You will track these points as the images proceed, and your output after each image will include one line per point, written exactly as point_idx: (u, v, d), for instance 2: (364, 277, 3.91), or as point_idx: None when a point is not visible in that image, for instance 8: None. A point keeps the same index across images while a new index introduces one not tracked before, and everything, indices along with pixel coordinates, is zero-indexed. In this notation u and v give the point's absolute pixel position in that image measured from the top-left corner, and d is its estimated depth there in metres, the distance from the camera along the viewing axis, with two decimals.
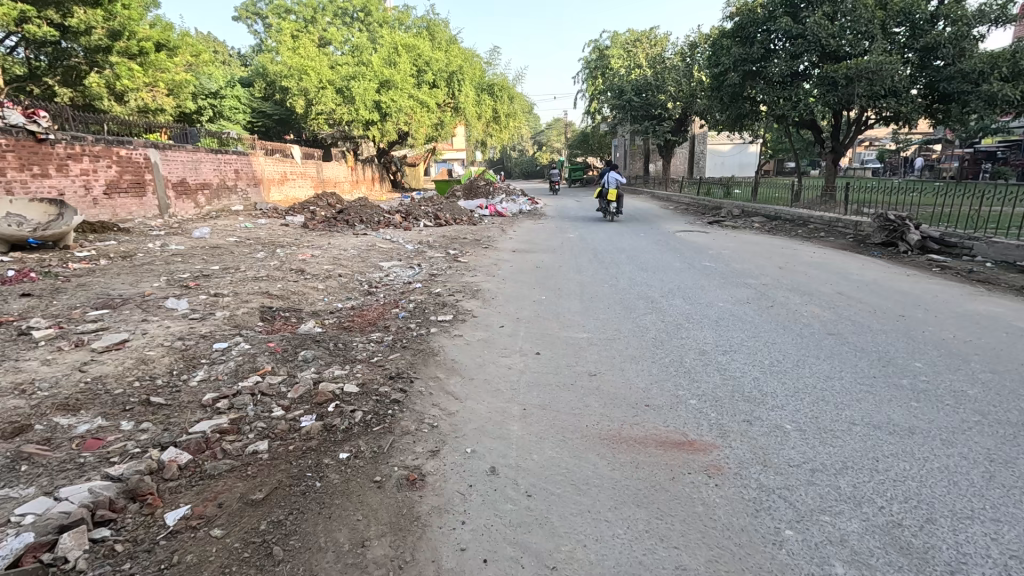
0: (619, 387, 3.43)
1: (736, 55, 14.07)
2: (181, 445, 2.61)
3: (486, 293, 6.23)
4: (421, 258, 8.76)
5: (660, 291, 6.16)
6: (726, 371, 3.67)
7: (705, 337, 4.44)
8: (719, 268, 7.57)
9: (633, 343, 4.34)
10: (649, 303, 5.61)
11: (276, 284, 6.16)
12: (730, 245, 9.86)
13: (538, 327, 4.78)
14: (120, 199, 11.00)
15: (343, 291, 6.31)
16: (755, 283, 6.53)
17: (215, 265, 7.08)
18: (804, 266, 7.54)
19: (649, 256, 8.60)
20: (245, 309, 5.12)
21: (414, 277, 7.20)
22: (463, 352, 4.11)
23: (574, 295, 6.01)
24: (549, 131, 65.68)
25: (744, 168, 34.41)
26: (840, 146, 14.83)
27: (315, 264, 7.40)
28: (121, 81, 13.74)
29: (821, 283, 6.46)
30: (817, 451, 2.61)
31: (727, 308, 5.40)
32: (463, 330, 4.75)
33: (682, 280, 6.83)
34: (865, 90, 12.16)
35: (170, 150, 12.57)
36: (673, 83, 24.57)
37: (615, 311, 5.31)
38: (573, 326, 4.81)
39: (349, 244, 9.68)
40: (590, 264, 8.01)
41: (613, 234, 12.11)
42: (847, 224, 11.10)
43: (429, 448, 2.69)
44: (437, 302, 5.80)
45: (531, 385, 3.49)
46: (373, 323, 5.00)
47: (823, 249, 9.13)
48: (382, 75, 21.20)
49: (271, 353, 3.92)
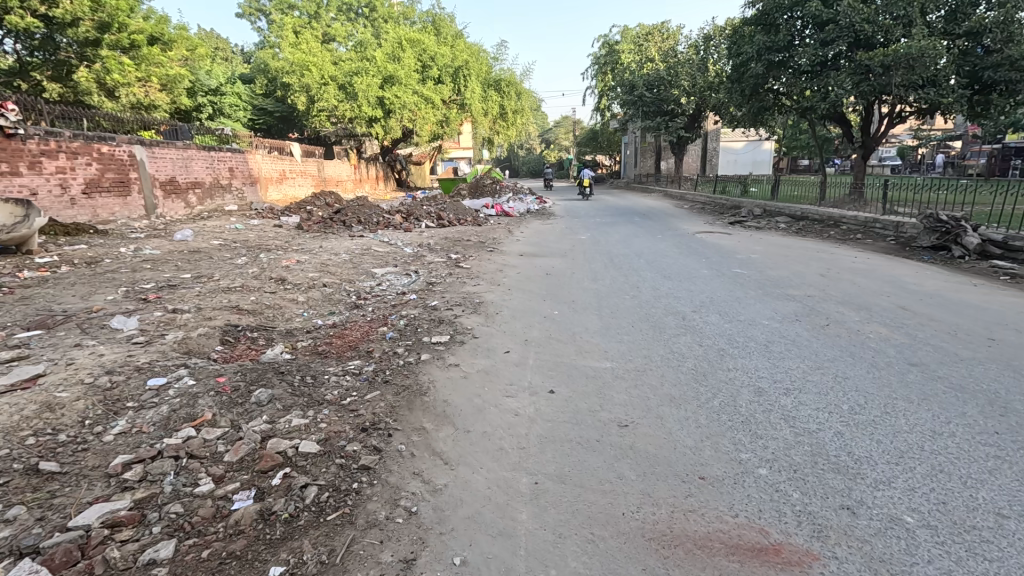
0: (661, 446, 2.62)
1: (761, 43, 13.18)
2: (45, 555, 1.85)
3: (489, 307, 5.42)
4: (420, 263, 7.98)
5: (692, 305, 5.31)
6: (795, 422, 2.84)
7: (756, 368, 3.62)
8: (752, 276, 6.71)
9: (669, 377, 3.51)
10: (681, 321, 4.77)
11: (249, 297, 5.39)
12: (759, 248, 8.95)
13: (551, 354, 3.96)
14: (101, 199, 10.33)
15: (325, 304, 5.51)
16: (800, 295, 5.66)
17: (186, 273, 6.33)
18: (850, 274, 6.65)
19: (672, 262, 7.74)
20: (205, 329, 4.34)
21: (409, 287, 6.40)
22: (459, 390, 3.30)
23: (592, 310, 5.18)
24: (556, 128, 64.65)
25: (758, 166, 33.37)
26: (870, 141, 13.86)
27: (298, 271, 6.63)
28: (111, 75, 12.99)
29: (876, 294, 5.58)
30: (968, 572, 1.79)
31: (776, 328, 4.55)
32: (460, 357, 3.94)
33: (715, 291, 5.97)
34: (904, 79, 11.22)
35: (158, 147, 11.89)
36: (687, 77, 23.65)
37: (641, 331, 4.48)
38: (593, 351, 4.01)
39: (343, 247, 8.92)
40: (606, 271, 7.17)
41: (627, 235, 11.26)
42: (886, 224, 10.17)
43: (401, 556, 1.90)
44: (432, 318, 5.01)
45: (546, 442, 2.68)
46: (355, 347, 4.20)
47: (865, 253, 8.23)
48: (385, 70, 20.36)
49: (217, 393, 3.12)
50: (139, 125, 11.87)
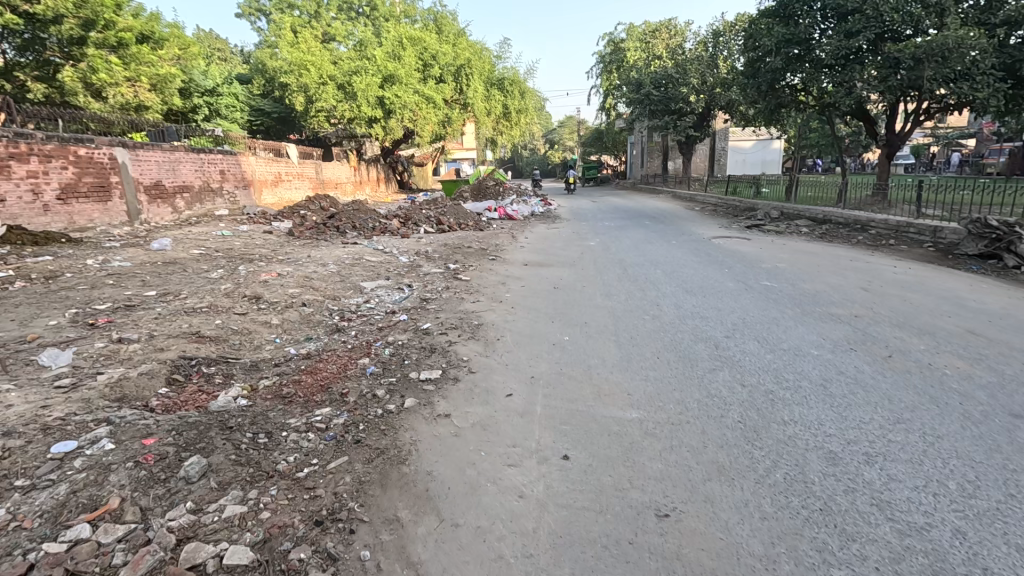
0: (720, 557, 1.92)
1: (780, 35, 12.42)
2: None
3: (490, 330, 4.72)
4: (414, 275, 7.29)
5: (724, 329, 4.59)
6: (892, 513, 2.14)
7: (819, 420, 2.91)
8: (786, 290, 5.98)
9: (712, 434, 2.79)
10: (715, 351, 4.04)
11: (216, 320, 4.71)
12: (785, 256, 8.24)
13: (564, 397, 3.26)
14: (78, 205, 9.72)
15: (302, 328, 4.83)
16: (847, 316, 4.93)
17: (151, 290, 5.67)
18: (895, 288, 5.92)
19: (693, 273, 7.01)
20: (150, 364, 3.66)
21: (400, 304, 5.73)
22: (449, 455, 2.61)
23: (608, 335, 4.48)
24: (560, 127, 63.71)
25: (768, 165, 32.54)
26: (895, 139, 13.05)
27: (277, 286, 5.96)
28: (97, 75, 12.30)
29: (935, 314, 4.86)
30: None
31: (828, 359, 3.84)
32: (452, 402, 3.23)
33: (747, 309, 5.26)
34: (937, 72, 10.39)
35: (142, 149, 11.26)
36: (696, 75, 22.84)
37: (670, 365, 3.77)
38: (615, 393, 3.31)
39: (333, 256, 8.26)
40: (620, 284, 6.45)
41: (638, 241, 10.51)
42: (921, 229, 9.42)
43: None
44: (422, 347, 4.31)
45: (563, 548, 1.98)
46: (328, 388, 3.51)
47: (903, 262, 7.49)
48: (385, 69, 19.76)
49: (135, 463, 2.43)
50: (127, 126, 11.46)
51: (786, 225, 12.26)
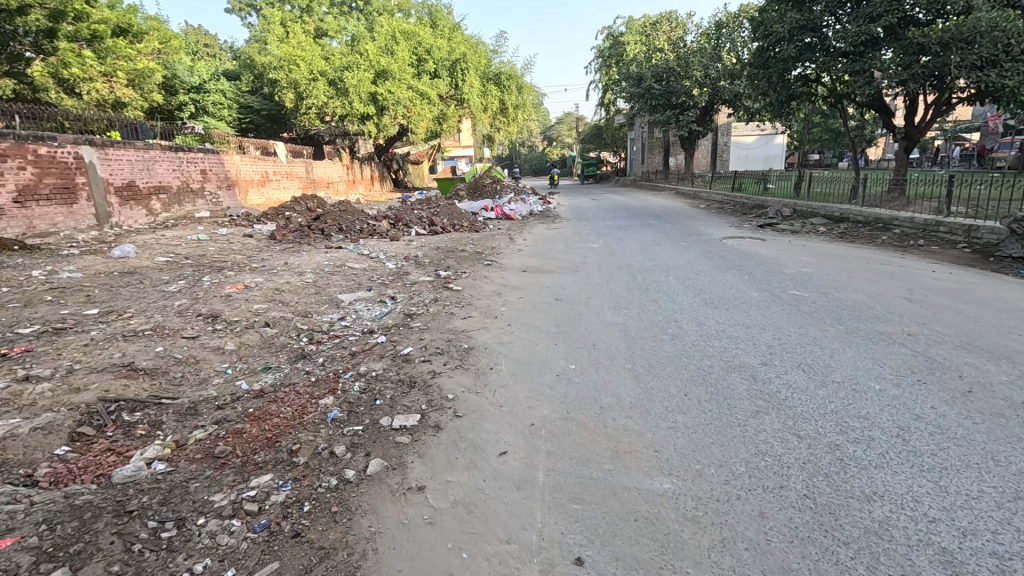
0: None
1: (794, 22, 11.64)
2: None
3: (481, 356, 3.98)
4: (400, 284, 6.55)
5: (759, 354, 3.87)
6: None
7: (912, 495, 2.19)
8: (820, 302, 5.25)
9: (775, 520, 2.08)
10: (753, 385, 3.34)
11: (156, 347, 3.97)
12: (808, 259, 7.53)
13: (574, 458, 2.54)
14: (38, 208, 9.01)
15: (261, 354, 4.09)
16: (900, 335, 4.21)
17: (94, 307, 4.93)
18: (944, 298, 5.20)
19: (710, 281, 6.29)
20: (55, 412, 2.93)
21: (382, 321, 5.02)
22: (418, 560, 1.90)
23: (621, 363, 3.76)
24: (557, 123, 62.85)
25: (771, 161, 31.99)
26: (914, 131, 12.34)
27: (241, 301, 5.23)
28: (69, 68, 11.45)
29: (1003, 333, 4.15)
30: None
31: (895, 396, 3.13)
32: (430, 467, 2.51)
33: (780, 326, 4.53)
34: (964, 59, 9.67)
35: (113, 147, 10.47)
36: (700, 67, 21.74)
37: (702, 407, 3.05)
38: (638, 452, 2.59)
39: (313, 264, 7.53)
40: (630, 295, 5.74)
41: (646, 242, 9.80)
42: (954, 228, 8.68)
43: None
44: (400, 381, 3.58)
45: None
46: (275, 442, 2.78)
47: (942, 265, 6.80)
48: (377, 64, 19.02)
49: None
50: (104, 125, 11.08)
51: (801, 223, 11.53)
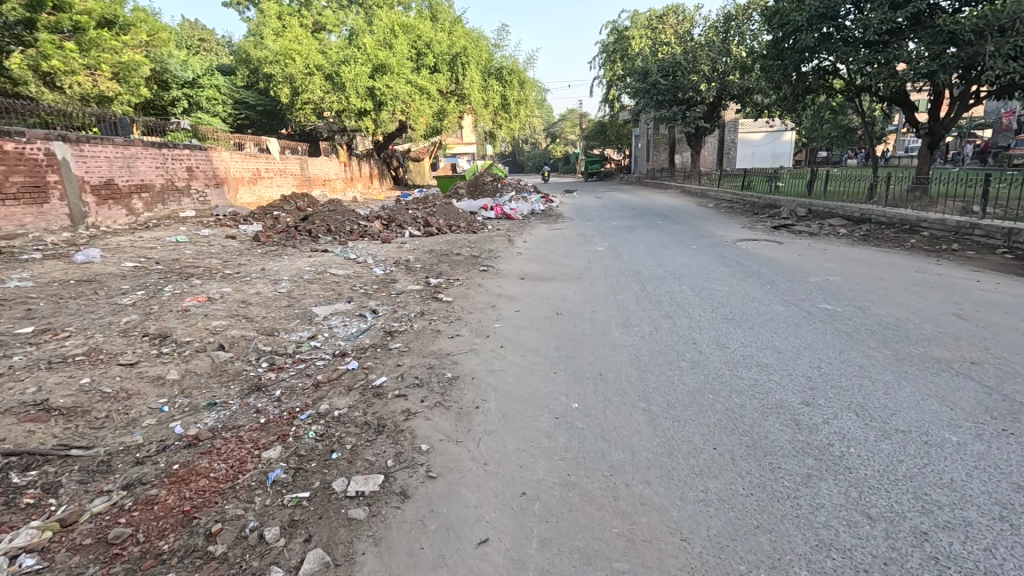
0: None
1: (812, 10, 10.90)
2: None
3: (466, 391, 3.34)
4: (384, 294, 5.92)
5: (798, 389, 3.22)
6: None
7: None
8: (855, 319, 4.59)
9: None
10: (798, 434, 2.70)
11: (82, 378, 3.35)
12: (834, 265, 6.87)
13: (575, 551, 1.93)
14: (3, 208, 8.42)
15: (209, 386, 3.48)
16: (963, 365, 3.54)
17: (29, 324, 4.32)
18: (1000, 315, 4.56)
19: (729, 292, 5.63)
20: None
21: (358, 340, 4.39)
22: None
23: (633, 401, 3.12)
24: (560, 119, 61.97)
25: (778, 158, 31.19)
26: (938, 125, 11.58)
27: (200, 316, 4.61)
28: (48, 61, 10.58)
29: None
30: None
31: (981, 454, 2.48)
32: (384, 564, 1.89)
33: (817, 351, 3.88)
34: (1000, 48, 8.90)
35: (89, 144, 9.87)
36: (708, 62, 21.08)
37: (738, 469, 2.41)
38: (660, 543, 1.96)
39: (294, 270, 6.91)
40: (640, 309, 5.08)
41: (654, 245, 9.14)
42: (993, 231, 7.98)
43: None
44: (365, 425, 2.93)
45: None
46: (191, 520, 2.16)
47: (986, 274, 6.13)
48: (375, 58, 18.27)
49: None
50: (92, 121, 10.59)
51: (818, 225, 10.82)
